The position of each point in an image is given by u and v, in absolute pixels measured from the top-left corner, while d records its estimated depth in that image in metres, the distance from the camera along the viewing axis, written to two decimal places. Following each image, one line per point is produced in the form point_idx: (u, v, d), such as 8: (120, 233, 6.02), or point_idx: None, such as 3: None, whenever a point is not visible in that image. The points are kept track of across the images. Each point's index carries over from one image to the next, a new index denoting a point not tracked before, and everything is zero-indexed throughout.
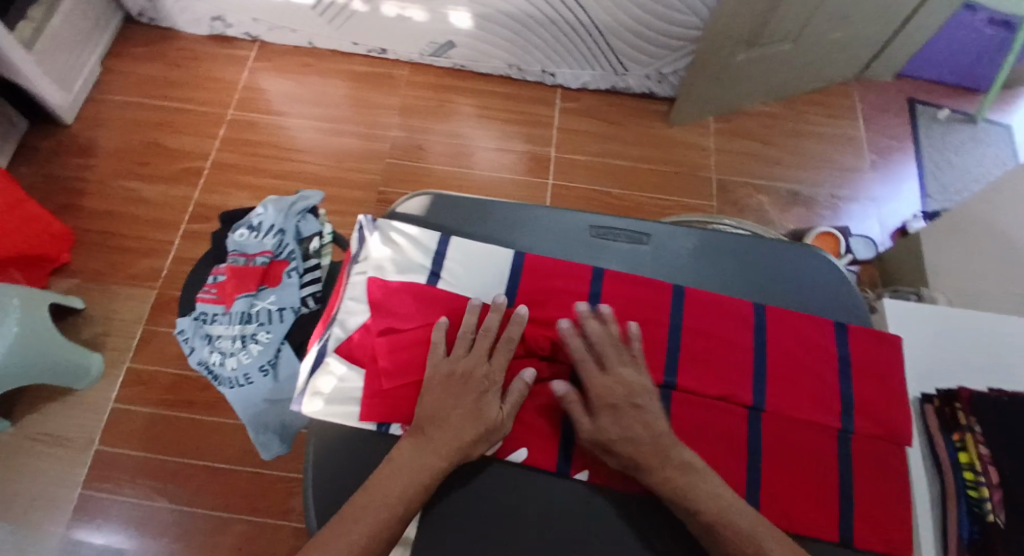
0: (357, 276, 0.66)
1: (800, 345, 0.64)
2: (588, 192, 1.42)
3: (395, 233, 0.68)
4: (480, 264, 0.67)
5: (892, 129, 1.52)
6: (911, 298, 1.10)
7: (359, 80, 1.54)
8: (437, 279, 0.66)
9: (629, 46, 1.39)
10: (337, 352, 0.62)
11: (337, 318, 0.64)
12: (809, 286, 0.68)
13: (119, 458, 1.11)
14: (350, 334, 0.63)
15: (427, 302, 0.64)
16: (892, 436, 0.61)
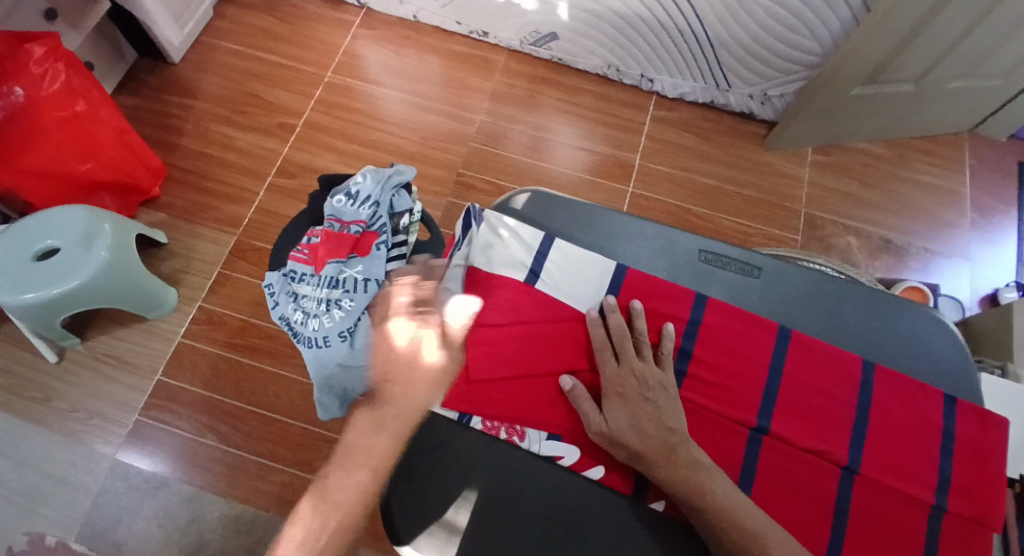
0: (455, 264, 0.67)
1: (906, 411, 0.60)
2: (668, 206, 1.38)
3: (501, 224, 0.67)
4: (581, 272, 0.66)
5: (1003, 191, 1.42)
6: (1000, 372, 1.03)
7: (455, 59, 1.54)
8: (535, 279, 0.65)
9: (737, 63, 1.34)
10: (430, 336, 0.64)
11: (433, 302, 0.66)
12: (919, 351, 0.65)
13: (177, 392, 1.15)
14: (442, 319, 0.65)
15: (525, 302, 0.64)
16: (989, 524, 0.57)
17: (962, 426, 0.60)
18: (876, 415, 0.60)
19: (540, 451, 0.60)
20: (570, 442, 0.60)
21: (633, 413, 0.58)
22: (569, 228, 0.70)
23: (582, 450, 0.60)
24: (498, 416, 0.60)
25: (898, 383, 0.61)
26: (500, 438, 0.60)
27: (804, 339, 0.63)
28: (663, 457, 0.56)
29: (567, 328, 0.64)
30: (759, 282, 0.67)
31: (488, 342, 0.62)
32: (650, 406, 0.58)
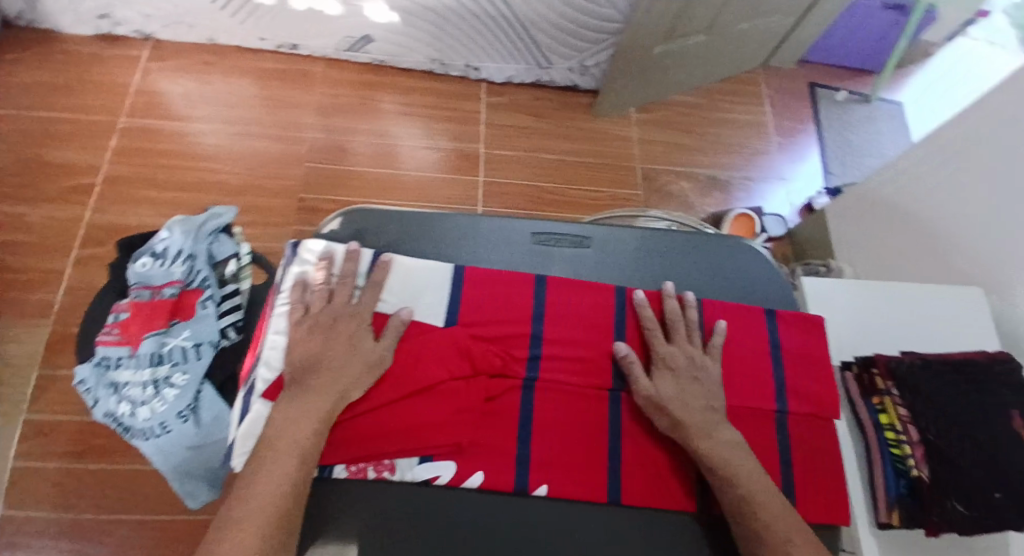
0: (279, 309, 0.62)
1: (739, 335, 0.66)
2: (522, 188, 1.39)
3: (316, 254, 0.64)
4: (417, 282, 0.64)
5: (799, 112, 1.60)
6: (821, 270, 1.22)
7: (269, 78, 1.43)
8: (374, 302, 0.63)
9: (552, 40, 1.38)
10: (265, 396, 0.57)
11: (262, 356, 0.59)
12: (744, 280, 0.71)
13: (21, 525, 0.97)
14: (277, 374, 0.58)
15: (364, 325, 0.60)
16: (823, 413, 0.63)
17: (784, 336, 0.66)
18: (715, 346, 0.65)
19: (414, 477, 0.56)
20: (444, 459, 0.57)
21: (681, 388, 0.59)
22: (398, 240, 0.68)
23: (460, 461, 0.57)
24: (357, 457, 0.56)
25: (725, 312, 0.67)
26: (369, 478, 0.56)
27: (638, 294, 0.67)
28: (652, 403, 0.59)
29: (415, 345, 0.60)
30: (591, 250, 0.71)
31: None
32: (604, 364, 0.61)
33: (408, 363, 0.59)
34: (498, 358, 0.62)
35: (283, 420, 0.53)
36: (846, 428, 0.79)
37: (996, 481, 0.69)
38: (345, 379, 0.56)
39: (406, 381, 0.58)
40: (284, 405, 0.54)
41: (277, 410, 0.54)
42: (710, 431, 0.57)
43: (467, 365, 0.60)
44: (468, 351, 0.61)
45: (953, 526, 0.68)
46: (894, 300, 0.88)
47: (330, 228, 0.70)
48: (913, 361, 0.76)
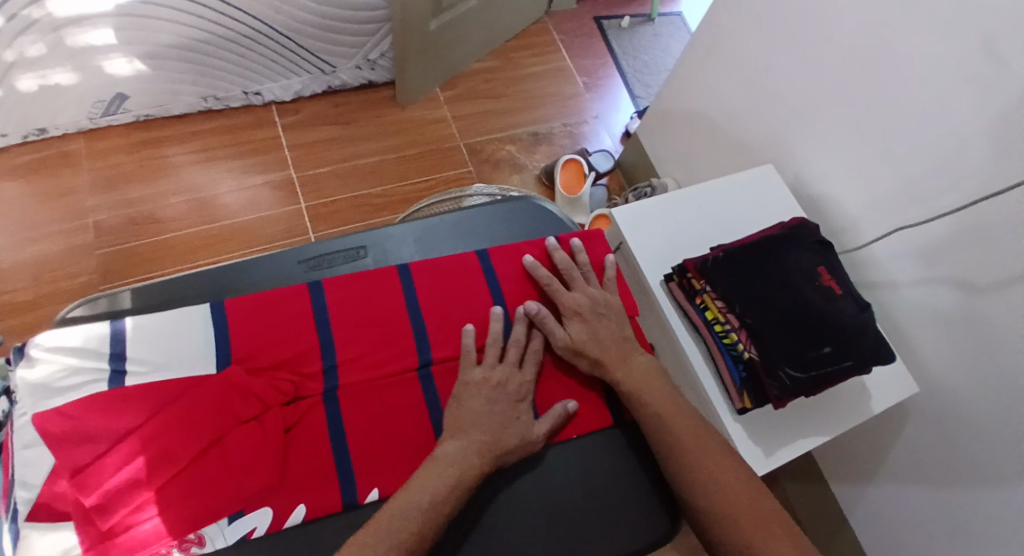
0: (19, 421, 0.57)
1: (521, 280, 0.73)
2: (354, 201, 1.34)
3: (42, 347, 0.59)
4: (173, 339, 0.62)
5: (592, 47, 1.65)
6: (648, 191, 1.27)
7: (27, 171, 1.25)
8: (123, 376, 0.59)
9: (323, 43, 1.33)
10: (32, 521, 0.52)
11: (17, 479, 0.54)
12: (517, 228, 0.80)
13: None
14: (39, 490, 0.54)
15: (120, 408, 0.57)
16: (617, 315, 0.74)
17: (565, 256, 0.77)
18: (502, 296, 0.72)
19: (227, 541, 0.55)
20: (257, 508, 0.57)
21: (599, 340, 0.67)
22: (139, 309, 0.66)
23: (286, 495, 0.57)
24: (166, 541, 0.54)
25: (506, 266, 0.74)
26: None
27: (420, 272, 0.71)
28: (636, 393, 0.64)
29: (202, 399, 0.58)
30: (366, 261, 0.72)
31: (114, 472, 0.54)
32: (506, 411, 0.62)
33: (195, 422, 0.57)
34: (289, 383, 0.62)
35: (437, 465, 0.56)
36: (683, 333, 0.83)
37: (818, 338, 0.75)
38: (507, 447, 0.60)
39: (194, 444, 0.56)
40: (449, 448, 0.58)
41: (438, 452, 0.58)
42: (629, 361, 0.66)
43: (248, 407, 0.60)
44: (251, 391, 0.60)
45: (794, 391, 0.73)
46: (699, 202, 0.94)
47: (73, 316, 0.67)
48: (716, 256, 0.80)
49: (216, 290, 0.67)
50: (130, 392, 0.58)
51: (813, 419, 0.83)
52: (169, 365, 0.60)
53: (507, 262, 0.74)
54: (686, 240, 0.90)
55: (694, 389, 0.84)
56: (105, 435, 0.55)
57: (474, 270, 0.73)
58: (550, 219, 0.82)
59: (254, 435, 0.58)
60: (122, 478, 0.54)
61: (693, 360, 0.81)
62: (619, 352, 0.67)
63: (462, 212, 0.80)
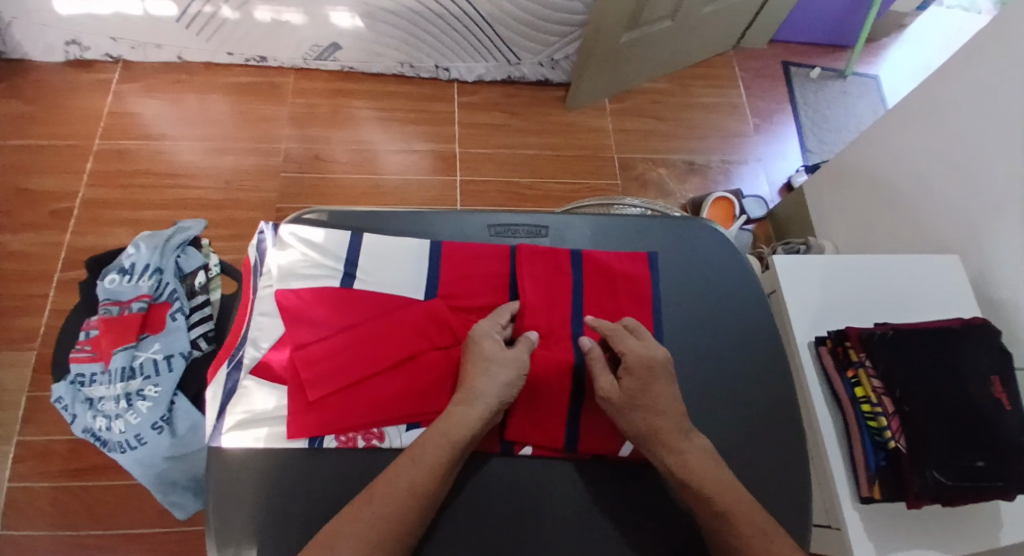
0: (264, 291, 0.62)
1: (700, 304, 0.69)
2: (502, 185, 1.40)
3: (294, 235, 0.64)
4: (397, 261, 0.64)
5: (772, 92, 1.60)
6: (800, 249, 1.21)
7: (241, 91, 1.43)
8: (352, 280, 0.63)
9: (518, 35, 1.39)
10: (256, 374, 0.59)
11: (249, 336, 0.60)
12: (702, 256, 0.71)
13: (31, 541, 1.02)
14: (266, 353, 0.59)
15: (341, 305, 0.61)
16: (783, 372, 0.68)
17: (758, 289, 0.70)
18: (677, 312, 0.68)
19: (403, 444, 0.57)
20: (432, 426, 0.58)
21: (643, 389, 0.57)
22: (366, 224, 0.68)
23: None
24: (351, 427, 0.57)
25: (685, 285, 0.69)
26: (359, 446, 0.56)
27: (596, 259, 0.67)
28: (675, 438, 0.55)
29: (405, 318, 0.60)
30: (550, 241, 0.70)
31: (324, 357, 0.58)
32: (470, 392, 0.54)
33: (393, 336, 0.59)
34: None
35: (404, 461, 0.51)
36: (822, 402, 0.79)
37: (974, 450, 0.69)
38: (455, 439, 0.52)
39: (393, 353, 0.59)
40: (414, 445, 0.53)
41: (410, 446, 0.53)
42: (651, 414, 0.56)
43: (447, 336, 0.61)
44: (448, 322, 0.61)
45: (935, 496, 0.68)
46: (868, 272, 0.88)
47: (305, 219, 0.68)
48: (882, 333, 0.76)
49: (417, 227, 0.68)
50: (355, 295, 0.62)
51: (941, 535, 0.75)
52: (387, 283, 0.63)
53: (689, 284, 0.70)
54: (845, 306, 0.85)
55: (817, 463, 0.80)
56: (326, 323, 0.60)
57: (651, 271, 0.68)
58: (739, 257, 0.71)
59: (444, 363, 0.59)
60: (327, 366, 0.58)
61: (826, 433, 0.77)
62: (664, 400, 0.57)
63: (647, 218, 0.72)
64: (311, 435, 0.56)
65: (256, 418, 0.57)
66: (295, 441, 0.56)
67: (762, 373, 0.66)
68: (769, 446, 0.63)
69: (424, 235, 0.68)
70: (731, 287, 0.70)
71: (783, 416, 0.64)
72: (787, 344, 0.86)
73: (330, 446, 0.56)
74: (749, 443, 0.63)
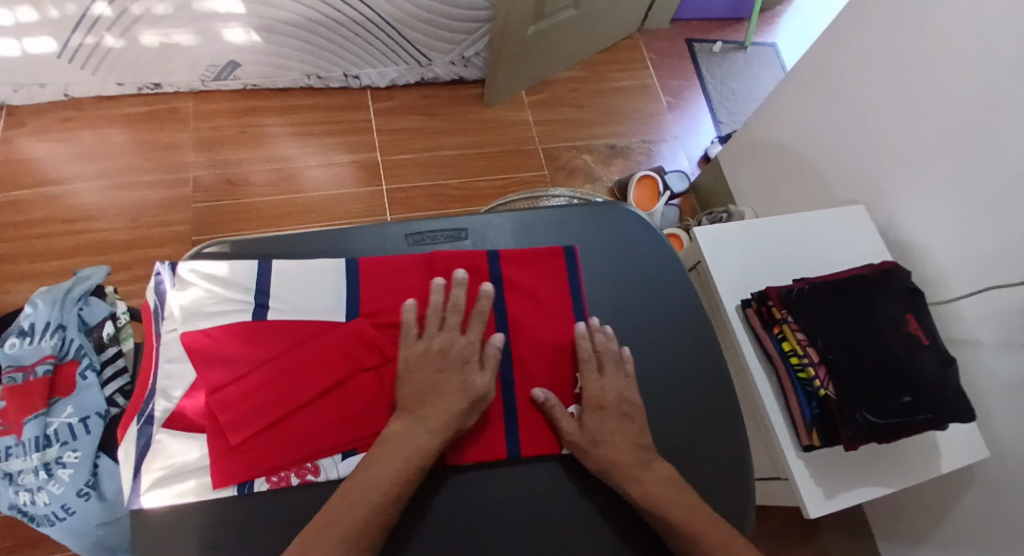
0: (169, 335, 0.58)
1: (627, 287, 0.70)
2: (430, 189, 1.38)
3: (193, 271, 0.60)
4: (312, 284, 0.62)
5: (680, 68, 1.66)
6: (724, 218, 1.26)
7: (140, 122, 1.34)
8: (265, 311, 0.60)
9: (424, 36, 1.37)
10: (169, 426, 0.55)
11: (160, 388, 0.56)
12: (623, 239, 0.72)
13: None
14: (179, 401, 0.56)
15: (260, 338, 0.59)
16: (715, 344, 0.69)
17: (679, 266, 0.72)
18: (602, 301, 0.69)
19: (340, 474, 0.55)
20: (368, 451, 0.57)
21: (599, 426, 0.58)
22: (275, 252, 0.65)
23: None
24: (284, 466, 0.55)
25: (608, 272, 0.71)
26: (293, 484, 0.55)
27: (514, 256, 0.67)
28: (632, 470, 0.56)
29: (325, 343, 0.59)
30: (471, 243, 0.69)
31: (247, 395, 0.56)
32: (440, 386, 0.56)
33: (319, 362, 0.58)
34: None
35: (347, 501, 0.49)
36: (755, 361, 0.83)
37: (897, 387, 0.73)
38: (419, 452, 0.53)
39: (318, 382, 0.57)
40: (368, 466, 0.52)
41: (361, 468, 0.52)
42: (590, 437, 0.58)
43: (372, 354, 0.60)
44: (374, 341, 0.60)
45: (867, 437, 0.71)
46: (781, 233, 0.92)
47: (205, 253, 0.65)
48: (799, 288, 0.80)
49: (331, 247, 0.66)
50: (271, 326, 0.59)
51: (873, 469, 0.80)
52: (304, 309, 0.61)
53: (610, 271, 0.71)
54: (765, 267, 0.89)
55: (757, 421, 0.84)
56: (246, 359, 0.58)
57: (572, 264, 0.68)
58: (658, 235, 0.73)
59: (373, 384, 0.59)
60: (252, 405, 0.56)
61: (763, 390, 0.81)
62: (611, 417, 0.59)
63: (566, 208, 0.73)
64: (240, 480, 0.54)
65: (177, 473, 0.54)
66: (222, 491, 0.54)
67: (691, 346, 0.68)
68: (706, 415, 0.65)
69: (339, 254, 0.66)
70: (652, 269, 0.71)
71: (716, 383, 0.67)
72: (717, 311, 0.89)
73: (263, 489, 0.54)
74: (688, 415, 0.65)
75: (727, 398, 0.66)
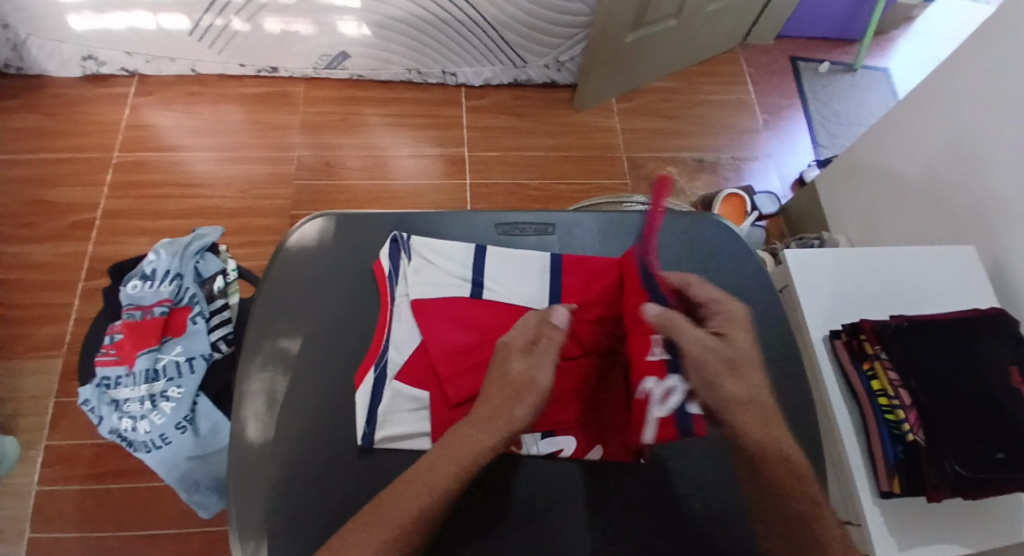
0: (401, 298, 0.62)
1: None
2: (510, 187, 1.41)
3: (424, 247, 0.65)
4: (524, 271, 0.65)
5: (782, 87, 1.60)
6: (815, 244, 1.20)
7: (254, 102, 1.45)
8: (481, 290, 0.63)
9: (523, 38, 1.40)
10: (400, 379, 0.58)
11: (391, 341, 0.60)
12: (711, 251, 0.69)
13: (55, 544, 1.04)
14: (409, 358, 0.59)
15: (480, 313, 0.61)
16: None
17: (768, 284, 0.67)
18: None
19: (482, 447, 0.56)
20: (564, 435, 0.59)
21: (712, 390, 0.50)
22: (366, 229, 0.67)
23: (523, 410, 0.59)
24: None
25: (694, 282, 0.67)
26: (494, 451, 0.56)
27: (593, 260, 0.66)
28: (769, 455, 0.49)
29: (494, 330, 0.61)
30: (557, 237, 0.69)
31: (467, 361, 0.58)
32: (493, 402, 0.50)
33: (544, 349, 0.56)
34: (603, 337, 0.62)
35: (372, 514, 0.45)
36: (838, 396, 0.78)
37: (995, 441, 0.67)
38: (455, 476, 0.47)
39: None
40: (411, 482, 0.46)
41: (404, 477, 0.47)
42: (726, 394, 0.50)
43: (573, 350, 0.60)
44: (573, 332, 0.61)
45: (950, 487, 0.67)
46: (881, 265, 0.87)
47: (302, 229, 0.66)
48: (898, 324, 0.76)
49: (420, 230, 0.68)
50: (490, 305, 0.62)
51: (957, 527, 0.73)
52: (518, 294, 0.63)
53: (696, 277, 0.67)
54: (857, 297, 0.85)
55: (833, 460, 0.78)
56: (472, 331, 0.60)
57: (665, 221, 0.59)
58: (746, 248, 0.69)
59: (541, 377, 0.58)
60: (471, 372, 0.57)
61: (843, 426, 0.76)
62: (734, 359, 0.52)
63: (655, 212, 0.70)
64: None
65: (269, 420, 0.57)
66: (437, 446, 0.56)
67: (775, 369, 0.62)
68: None
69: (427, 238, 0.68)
70: (741, 283, 0.67)
71: (802, 412, 0.60)
72: (802, 338, 0.85)
73: None
74: None
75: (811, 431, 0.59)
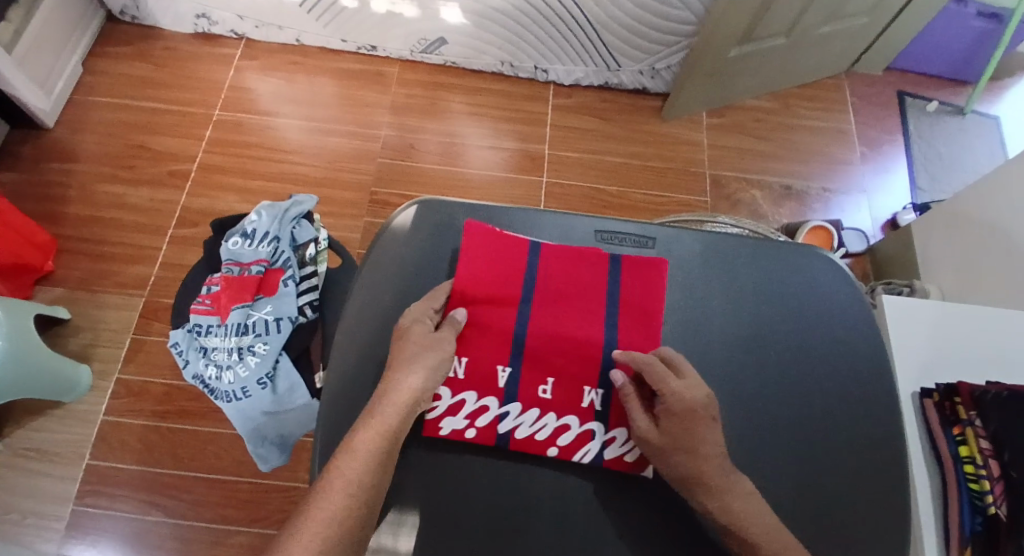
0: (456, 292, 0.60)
1: (809, 341, 0.62)
2: (584, 190, 1.40)
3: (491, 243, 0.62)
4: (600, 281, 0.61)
5: (884, 121, 1.52)
6: (904, 291, 1.13)
7: (349, 77, 1.49)
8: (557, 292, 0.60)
9: (621, 42, 1.38)
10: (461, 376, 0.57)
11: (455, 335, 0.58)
12: (817, 290, 0.65)
13: (117, 472, 1.10)
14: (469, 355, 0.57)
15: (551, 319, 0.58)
16: None
17: (874, 332, 0.63)
18: (782, 347, 0.61)
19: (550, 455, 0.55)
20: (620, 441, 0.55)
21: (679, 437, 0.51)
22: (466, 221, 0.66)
23: (458, 397, 0.56)
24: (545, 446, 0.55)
25: (798, 318, 0.63)
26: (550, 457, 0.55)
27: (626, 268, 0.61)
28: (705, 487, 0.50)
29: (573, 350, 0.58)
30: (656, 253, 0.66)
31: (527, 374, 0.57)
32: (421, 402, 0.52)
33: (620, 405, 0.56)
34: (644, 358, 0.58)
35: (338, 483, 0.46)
36: (920, 457, 0.74)
37: None
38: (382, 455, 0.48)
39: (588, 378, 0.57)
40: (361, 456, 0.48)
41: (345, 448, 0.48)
42: (697, 450, 0.50)
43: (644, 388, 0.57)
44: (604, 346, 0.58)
45: None
46: (985, 327, 0.82)
47: (401, 216, 0.66)
48: (998, 393, 0.68)
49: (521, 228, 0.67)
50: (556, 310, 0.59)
51: None
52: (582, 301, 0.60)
53: (798, 315, 0.63)
54: (958, 357, 0.80)
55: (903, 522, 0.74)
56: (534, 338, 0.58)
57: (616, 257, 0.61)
58: (853, 291, 0.65)
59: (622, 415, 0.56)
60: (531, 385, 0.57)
61: (920, 490, 0.72)
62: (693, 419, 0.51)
63: (759, 239, 0.67)
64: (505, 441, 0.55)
65: (357, 392, 0.58)
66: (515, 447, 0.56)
67: (866, 422, 0.59)
68: None
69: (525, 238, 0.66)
70: (846, 327, 0.63)
71: (891, 470, 0.57)
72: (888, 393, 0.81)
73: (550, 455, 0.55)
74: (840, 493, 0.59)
75: (897, 490, 0.57)
